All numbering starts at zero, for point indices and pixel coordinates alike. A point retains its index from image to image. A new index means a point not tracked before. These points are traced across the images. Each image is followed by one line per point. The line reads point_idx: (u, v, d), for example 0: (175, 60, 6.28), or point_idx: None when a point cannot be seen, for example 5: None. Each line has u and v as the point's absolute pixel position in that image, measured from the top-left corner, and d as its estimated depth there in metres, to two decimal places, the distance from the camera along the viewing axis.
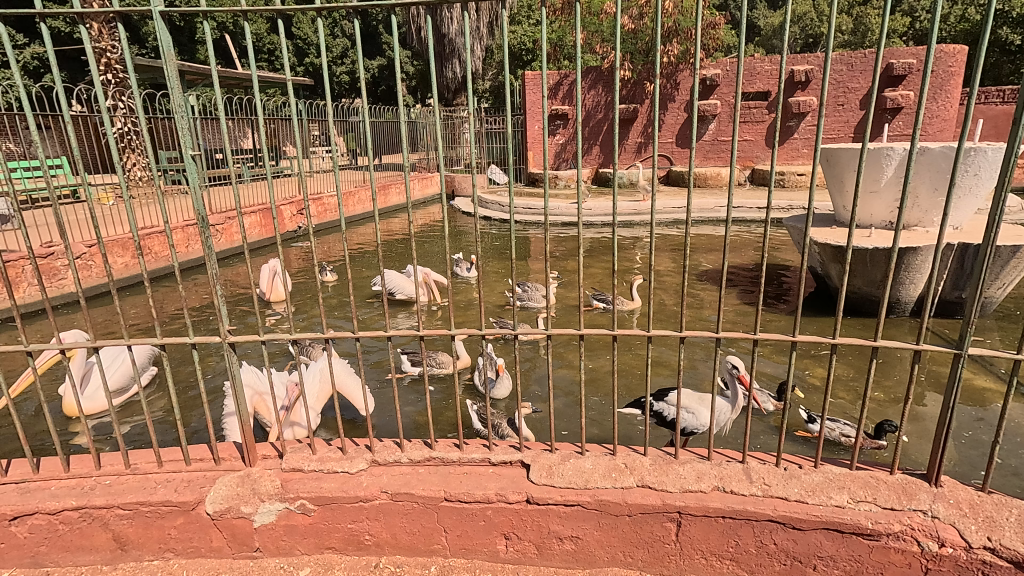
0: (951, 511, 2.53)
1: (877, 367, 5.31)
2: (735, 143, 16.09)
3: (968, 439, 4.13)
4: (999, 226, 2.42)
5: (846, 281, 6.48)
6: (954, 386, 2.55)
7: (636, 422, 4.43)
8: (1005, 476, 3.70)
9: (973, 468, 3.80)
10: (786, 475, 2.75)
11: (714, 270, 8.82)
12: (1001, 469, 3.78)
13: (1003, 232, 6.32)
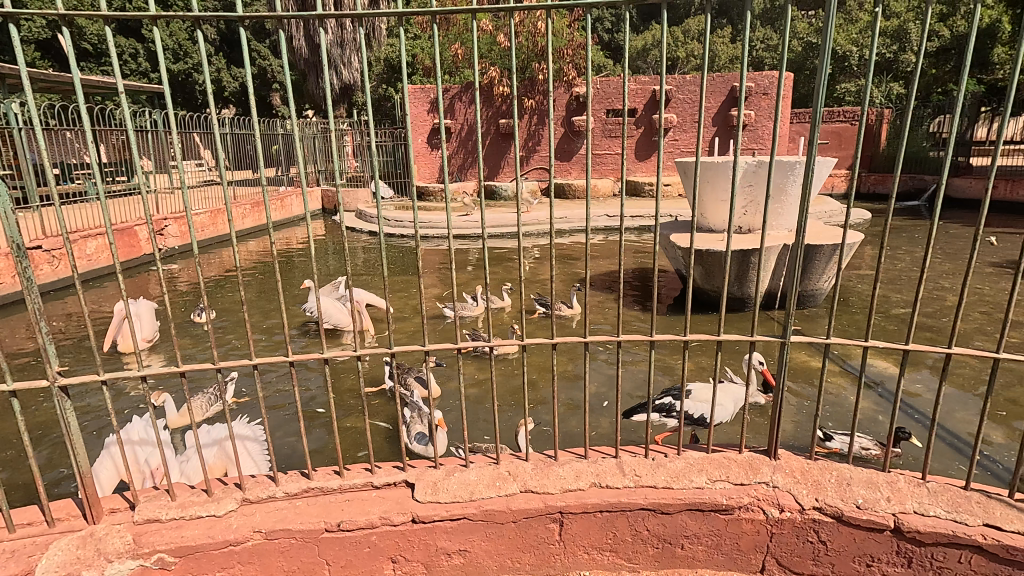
0: (788, 479, 2.80)
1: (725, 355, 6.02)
2: (607, 157, 17.23)
3: (801, 413, 4.79)
4: (806, 229, 2.86)
5: (705, 281, 7.24)
6: (782, 369, 2.95)
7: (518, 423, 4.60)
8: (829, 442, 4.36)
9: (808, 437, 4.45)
10: (654, 464, 2.95)
11: (591, 276, 9.38)
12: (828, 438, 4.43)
13: (826, 233, 7.39)
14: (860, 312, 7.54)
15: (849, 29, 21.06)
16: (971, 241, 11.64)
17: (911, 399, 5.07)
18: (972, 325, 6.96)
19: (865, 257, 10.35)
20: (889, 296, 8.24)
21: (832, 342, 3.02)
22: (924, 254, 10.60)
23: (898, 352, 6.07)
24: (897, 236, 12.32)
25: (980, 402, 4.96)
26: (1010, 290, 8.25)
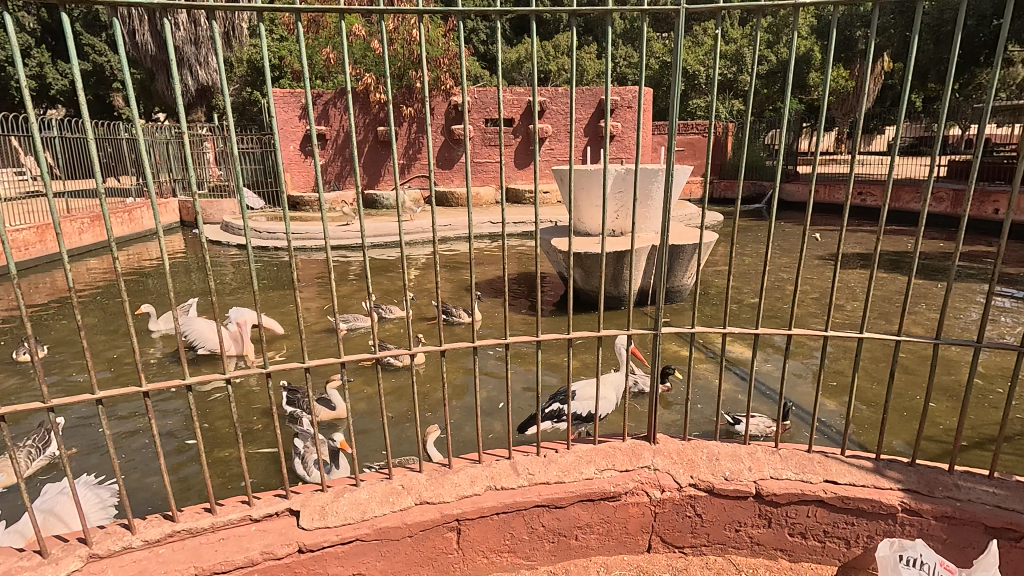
0: (667, 461, 2.82)
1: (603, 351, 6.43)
2: (489, 165, 17.56)
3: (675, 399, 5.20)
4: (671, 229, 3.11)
5: (585, 282, 7.64)
6: (656, 359, 3.15)
7: (407, 433, 4.50)
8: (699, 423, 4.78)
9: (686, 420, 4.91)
10: (546, 460, 2.89)
11: (480, 282, 9.48)
12: (699, 420, 4.86)
13: (687, 234, 8.14)
14: (720, 304, 8.37)
15: (697, 50, 23.44)
16: (800, 238, 13.48)
17: (764, 377, 5.74)
18: (807, 309, 8.03)
19: (720, 254, 11.54)
20: (741, 288, 9.25)
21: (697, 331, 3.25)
22: (767, 250, 12.06)
23: (751, 337, 6.86)
24: (744, 235, 13.91)
25: (819, 376, 5.74)
26: (832, 278, 9.66)
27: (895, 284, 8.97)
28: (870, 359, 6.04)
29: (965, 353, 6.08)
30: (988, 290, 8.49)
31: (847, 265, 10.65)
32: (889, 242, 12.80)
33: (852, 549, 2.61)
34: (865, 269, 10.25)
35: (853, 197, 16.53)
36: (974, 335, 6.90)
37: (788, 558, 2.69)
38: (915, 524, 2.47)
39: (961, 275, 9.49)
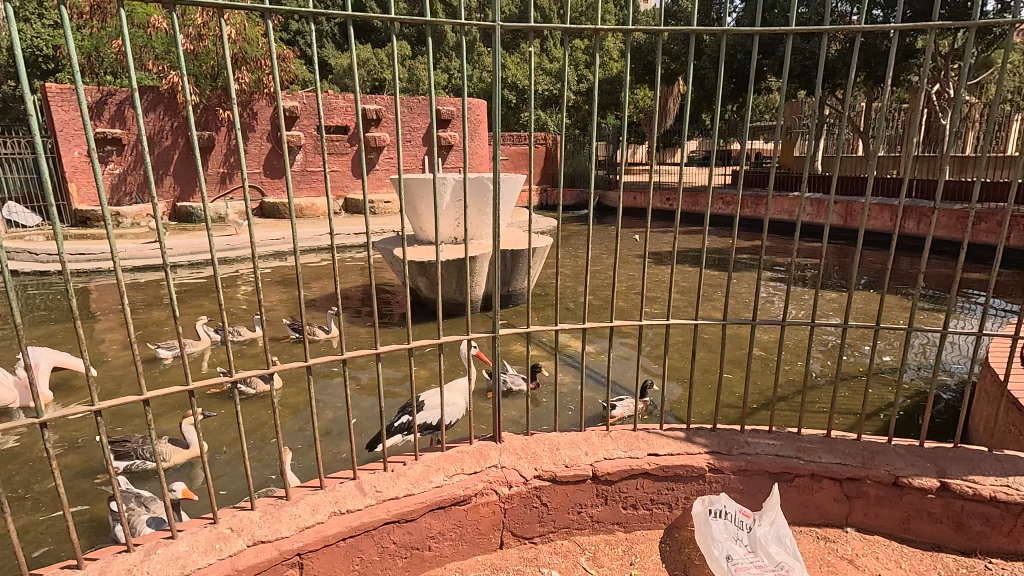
0: (513, 458, 2.91)
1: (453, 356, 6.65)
2: (324, 174, 16.72)
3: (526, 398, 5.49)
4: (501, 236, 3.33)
5: (432, 290, 7.69)
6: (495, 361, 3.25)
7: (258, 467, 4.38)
8: (555, 416, 5.16)
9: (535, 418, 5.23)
10: (394, 475, 2.78)
11: (321, 297, 8.97)
12: (554, 415, 5.21)
13: (526, 238, 8.60)
14: (560, 304, 8.95)
15: (525, 67, 24.80)
16: (624, 239, 15.01)
17: (600, 368, 6.26)
18: (633, 303, 8.93)
19: (557, 257, 12.34)
20: (576, 288, 9.99)
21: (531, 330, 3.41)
22: (597, 252, 13.19)
23: (586, 331, 7.44)
24: (577, 239, 15.09)
25: (644, 362, 6.42)
26: (650, 274, 10.89)
27: (698, 276, 10.40)
28: (683, 342, 6.90)
29: (753, 329, 7.23)
30: (766, 277, 10.26)
31: (662, 262, 12.11)
32: (692, 241, 14.81)
33: (673, 511, 2.94)
34: (676, 264, 11.74)
35: (664, 203, 18.88)
36: (758, 315, 8.26)
37: (623, 530, 2.95)
38: (720, 480, 2.86)
39: (746, 266, 11.34)
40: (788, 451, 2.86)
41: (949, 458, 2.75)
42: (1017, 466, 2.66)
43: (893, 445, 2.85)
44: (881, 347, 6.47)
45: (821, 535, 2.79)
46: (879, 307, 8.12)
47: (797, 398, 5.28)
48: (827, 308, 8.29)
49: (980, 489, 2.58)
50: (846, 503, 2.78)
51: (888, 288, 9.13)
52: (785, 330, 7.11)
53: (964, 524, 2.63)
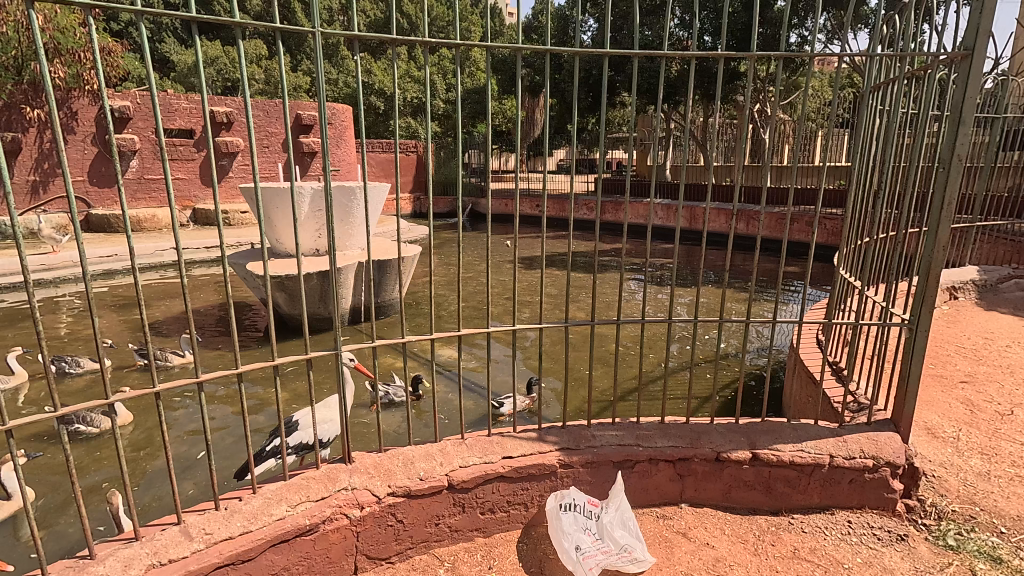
0: (364, 478, 2.79)
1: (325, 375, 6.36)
2: (167, 182, 15.08)
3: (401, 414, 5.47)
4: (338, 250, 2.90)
5: (293, 306, 7.28)
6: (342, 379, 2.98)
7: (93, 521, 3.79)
8: (436, 423, 5.29)
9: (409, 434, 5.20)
10: (228, 513, 2.53)
11: (164, 321, 8.08)
12: (433, 423, 5.30)
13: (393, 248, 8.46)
14: (432, 313, 8.89)
15: (392, 72, 24.36)
16: (496, 246, 15.39)
17: (471, 376, 6.33)
18: (504, 308, 9.14)
19: (429, 266, 12.27)
20: (448, 296, 10.01)
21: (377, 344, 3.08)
22: (469, 259, 13.35)
23: (460, 339, 7.48)
24: (450, 246, 15.17)
25: (516, 366, 6.60)
26: (521, 279, 11.25)
27: (564, 279, 10.94)
28: (549, 344, 7.19)
29: (611, 327, 7.75)
30: (624, 278, 11.08)
31: (532, 266, 12.59)
32: (560, 245, 15.56)
33: (530, 509, 3.03)
34: (545, 269, 12.26)
35: (533, 209, 19.66)
36: (616, 313, 8.88)
37: (483, 535, 2.97)
38: (571, 474, 3.00)
39: (607, 268, 12.16)
40: (629, 440, 3.08)
41: (759, 431, 3.13)
42: (809, 432, 3.10)
43: (715, 424, 3.19)
44: (718, 335, 7.27)
45: (660, 514, 3.04)
46: (718, 301, 9.11)
47: (648, 388, 5.75)
48: (675, 304, 9.15)
49: (783, 456, 2.97)
50: (679, 481, 3.05)
51: (723, 283, 10.32)
52: (640, 326, 7.72)
53: (772, 488, 3.01)
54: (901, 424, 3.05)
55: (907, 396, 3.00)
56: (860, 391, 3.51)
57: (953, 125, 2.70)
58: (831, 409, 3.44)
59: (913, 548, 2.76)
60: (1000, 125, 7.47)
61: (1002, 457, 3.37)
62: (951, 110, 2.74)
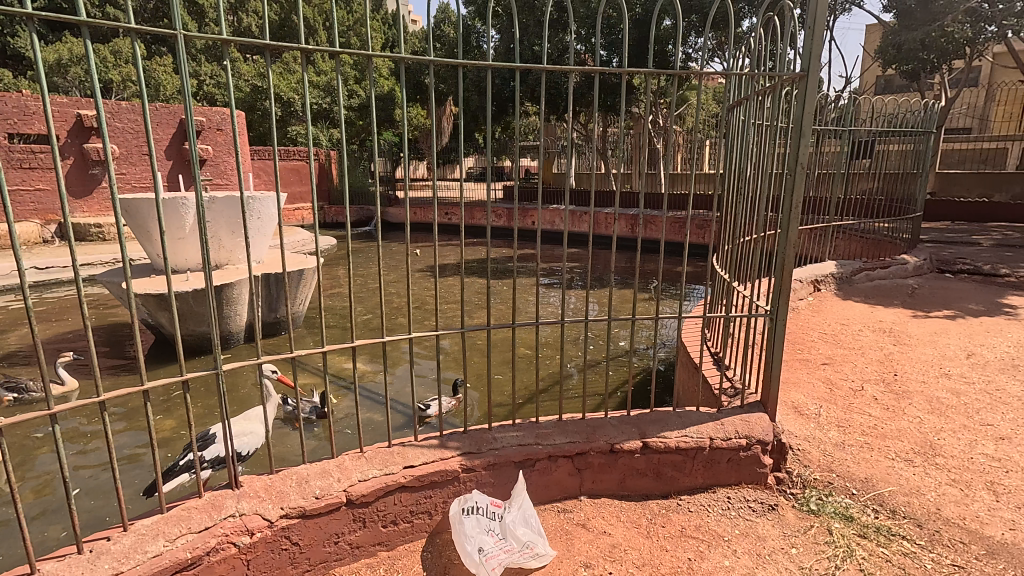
0: (253, 502, 2.65)
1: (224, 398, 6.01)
2: (24, 193, 13.41)
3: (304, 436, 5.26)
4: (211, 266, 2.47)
5: (179, 326, 6.78)
6: (224, 403, 2.60)
7: None
8: (343, 435, 5.16)
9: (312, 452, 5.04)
10: (93, 555, 2.29)
11: (22, 350, 7.19)
12: (339, 435, 5.19)
13: (290, 259, 8.14)
14: (336, 326, 8.60)
15: (290, 78, 23.26)
16: (406, 255, 15.20)
17: (379, 389, 6.19)
18: (412, 317, 9.04)
19: (334, 279, 11.85)
20: (355, 308, 9.71)
21: (264, 360, 2.77)
22: (376, 270, 13.06)
23: (368, 352, 7.31)
24: (357, 257, 14.78)
25: (426, 375, 6.55)
26: (430, 287, 11.17)
27: (476, 286, 11.01)
28: (459, 351, 7.21)
29: (519, 331, 7.90)
30: (532, 282, 11.36)
31: (442, 274, 12.54)
32: (468, 252, 15.64)
33: (433, 517, 3.01)
34: (455, 276, 12.26)
35: (442, 217, 19.63)
36: (525, 318, 9.06)
37: (385, 548, 2.92)
38: (473, 478, 3.03)
39: (516, 274, 12.38)
40: (529, 439, 3.17)
41: (649, 421, 3.34)
42: (691, 418, 3.36)
43: (609, 418, 3.36)
44: (619, 334, 7.63)
45: (561, 508, 3.15)
46: (619, 301, 9.59)
47: (554, 388, 5.91)
48: (581, 306, 9.51)
49: (670, 442, 3.18)
50: (578, 475, 3.18)
51: (625, 284, 10.87)
52: (547, 329, 7.93)
53: (662, 472, 3.22)
54: (768, 404, 3.39)
55: (773, 379, 3.33)
56: (737, 377, 3.86)
57: (795, 137, 3.08)
58: (712, 396, 3.74)
59: (782, 516, 3.06)
60: (850, 137, 8.50)
61: (854, 428, 3.82)
62: (793, 120, 3.13)
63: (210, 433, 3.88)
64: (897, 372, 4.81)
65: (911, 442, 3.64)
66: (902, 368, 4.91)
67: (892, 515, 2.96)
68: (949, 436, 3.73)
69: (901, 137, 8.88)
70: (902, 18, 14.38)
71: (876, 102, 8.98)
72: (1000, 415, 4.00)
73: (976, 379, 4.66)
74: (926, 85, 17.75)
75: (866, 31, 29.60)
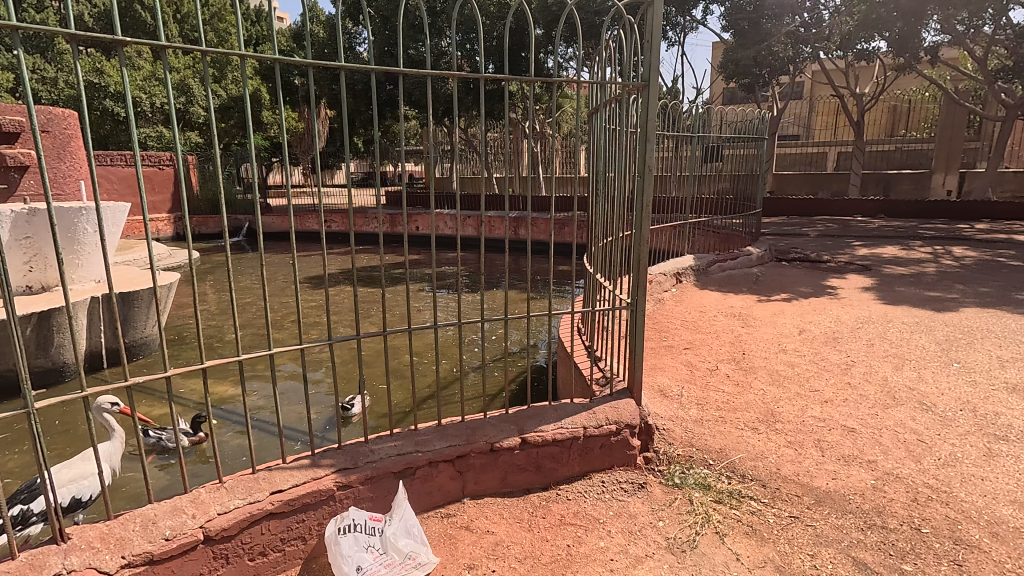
0: (85, 556, 2.31)
1: (53, 439, 5.24)
2: None
3: (156, 478, 4.74)
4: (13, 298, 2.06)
5: None
6: (39, 445, 2.20)
7: None
8: (195, 478, 4.73)
9: (175, 488, 4.62)
10: None
11: None
12: (192, 476, 4.76)
13: (138, 277, 7.29)
14: (198, 347, 7.86)
15: (134, 74, 20.82)
16: (280, 266, 14.27)
17: (255, 411, 5.74)
18: (285, 332, 8.51)
19: (195, 297, 10.82)
20: (225, 325, 8.95)
21: (90, 393, 2.33)
22: (245, 284, 12.12)
23: (232, 374, 6.74)
24: (226, 270, 13.69)
25: (301, 391, 6.19)
26: (312, 299, 10.63)
27: (358, 296, 10.61)
28: (341, 363, 6.90)
29: (400, 337, 7.74)
30: (418, 288, 11.23)
31: (324, 285, 11.99)
32: (348, 261, 15.08)
33: (308, 542, 2.83)
34: (338, 286, 11.78)
35: (322, 224, 18.83)
36: (415, 324, 8.95)
37: None
38: (349, 495, 2.89)
39: (401, 281, 12.13)
40: (408, 447, 3.10)
41: (526, 417, 3.43)
42: (566, 410, 3.49)
43: (487, 417, 3.40)
44: (506, 334, 7.81)
45: (444, 513, 3.13)
46: (503, 302, 9.78)
47: (439, 394, 5.89)
48: (469, 308, 9.61)
49: (546, 435, 3.29)
50: (459, 478, 3.18)
51: (511, 285, 11.12)
52: (435, 334, 7.89)
53: (541, 466, 3.32)
54: (634, 390, 3.63)
55: (637, 367, 3.58)
56: (608, 367, 4.08)
57: (642, 141, 3.34)
58: (586, 386, 3.94)
59: (650, 493, 3.29)
60: (701, 142, 9.29)
61: (710, 405, 4.21)
62: (643, 130, 3.35)
63: (36, 483, 3.34)
64: (745, 351, 5.40)
65: (757, 412, 4.09)
66: (749, 347, 5.51)
67: (741, 479, 3.30)
68: (786, 404, 4.25)
69: (743, 143, 9.81)
70: (739, 37, 16.23)
71: (722, 111, 9.85)
72: (825, 380, 4.64)
73: (807, 352, 5.36)
74: (760, 97, 20.22)
75: (711, 47, 33.07)
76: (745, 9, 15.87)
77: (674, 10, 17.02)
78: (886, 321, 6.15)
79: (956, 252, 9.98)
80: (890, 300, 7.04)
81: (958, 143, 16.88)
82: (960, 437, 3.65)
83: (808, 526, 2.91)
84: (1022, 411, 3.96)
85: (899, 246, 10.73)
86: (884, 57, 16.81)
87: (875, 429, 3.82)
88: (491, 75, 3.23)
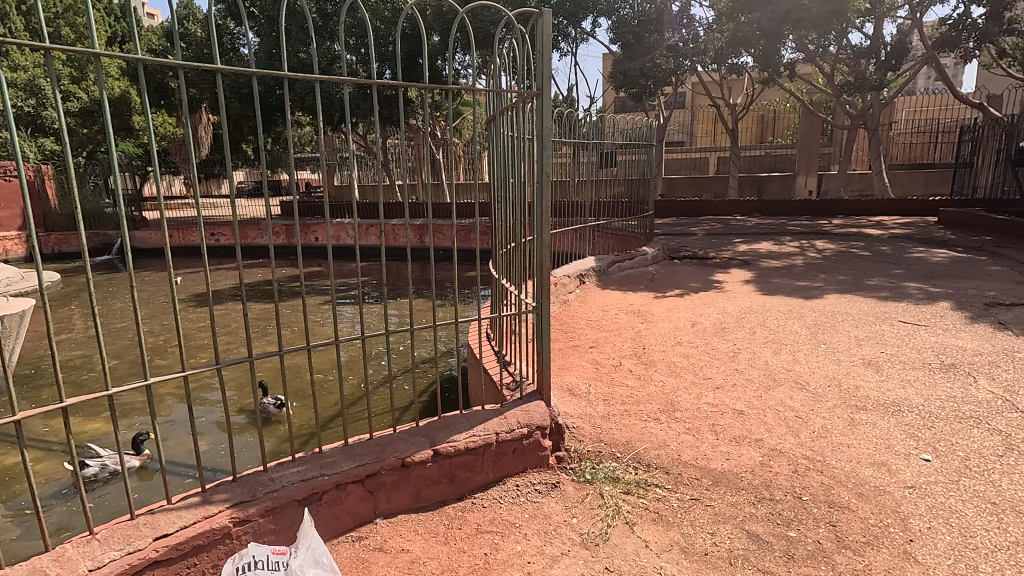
0: None
1: None
2: None
3: (13, 538, 4.11)
4: None
5: None
6: None
7: None
8: (60, 533, 4.16)
9: (34, 546, 4.05)
10: None
11: None
12: (54, 532, 4.18)
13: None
14: (61, 381, 6.95)
15: None
16: (160, 285, 13.02)
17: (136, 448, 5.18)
18: (168, 358, 7.75)
19: (54, 326, 9.54)
20: (94, 355, 7.97)
21: None
22: (121, 307, 10.92)
23: (105, 410, 6.01)
24: (93, 294, 12.23)
25: (188, 421, 5.68)
26: (198, 320, 9.77)
27: (251, 314, 9.94)
28: (235, 387, 6.43)
29: (300, 356, 7.33)
30: (320, 301, 10.75)
31: (212, 304, 11.07)
32: (240, 276, 14.10)
33: None
34: (228, 304, 10.94)
35: (207, 238, 17.43)
36: (316, 340, 8.52)
37: None
38: (248, 530, 2.68)
39: (300, 294, 11.54)
40: (312, 472, 2.92)
41: (437, 428, 3.35)
42: (478, 417, 3.47)
43: (397, 432, 3.28)
44: (414, 344, 7.68)
45: (355, 537, 2.98)
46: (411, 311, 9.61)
47: (348, 410, 5.70)
48: (376, 320, 9.34)
49: (459, 445, 3.25)
50: (370, 498, 3.05)
51: (417, 294, 10.93)
52: (339, 350, 7.58)
53: (455, 476, 3.27)
54: (544, 392, 3.69)
55: (545, 369, 3.64)
56: (517, 371, 4.14)
57: (539, 147, 3.42)
58: (497, 391, 3.96)
59: (564, 491, 3.36)
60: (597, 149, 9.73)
61: (616, 400, 4.39)
62: (549, 140, 3.41)
63: None
64: (646, 346, 5.70)
65: (658, 403, 4.33)
66: (649, 342, 5.82)
67: (647, 468, 3.47)
68: (683, 393, 4.53)
69: (633, 149, 10.40)
70: (625, 49, 17.12)
71: (614, 119, 10.38)
72: (715, 368, 5.01)
73: (699, 343, 5.75)
74: (648, 107, 21.52)
75: (601, 58, 34.78)
76: (630, 23, 16.73)
77: (565, 21, 17.65)
78: (765, 310, 6.77)
79: (819, 245, 11.22)
80: (767, 291, 7.76)
81: (815, 149, 19.03)
82: (829, 410, 4.09)
83: (707, 506, 3.11)
84: (876, 382, 4.52)
85: (772, 243, 11.86)
86: (751, 71, 18.55)
87: (761, 409, 4.17)
88: (391, 82, 3.10)
